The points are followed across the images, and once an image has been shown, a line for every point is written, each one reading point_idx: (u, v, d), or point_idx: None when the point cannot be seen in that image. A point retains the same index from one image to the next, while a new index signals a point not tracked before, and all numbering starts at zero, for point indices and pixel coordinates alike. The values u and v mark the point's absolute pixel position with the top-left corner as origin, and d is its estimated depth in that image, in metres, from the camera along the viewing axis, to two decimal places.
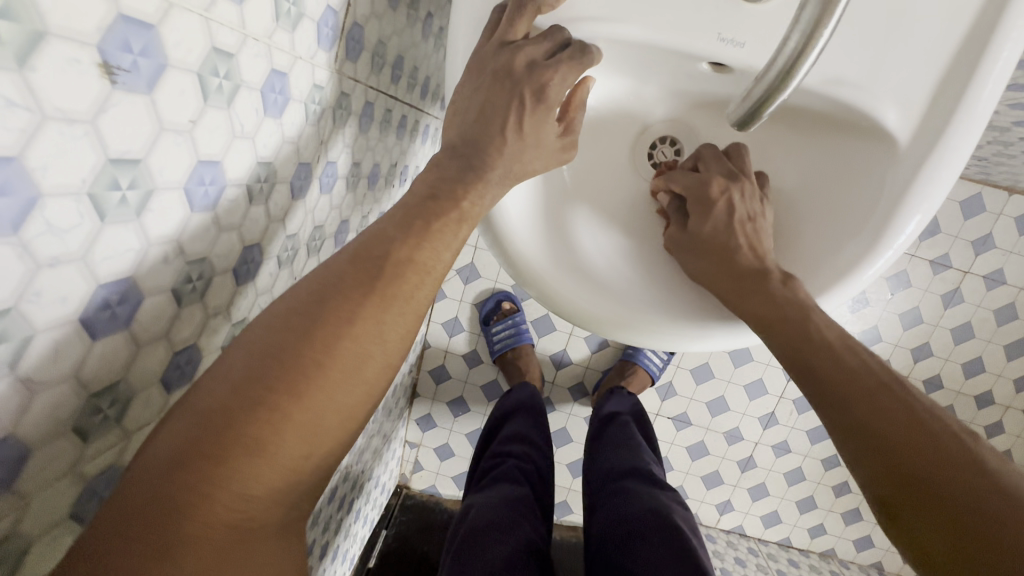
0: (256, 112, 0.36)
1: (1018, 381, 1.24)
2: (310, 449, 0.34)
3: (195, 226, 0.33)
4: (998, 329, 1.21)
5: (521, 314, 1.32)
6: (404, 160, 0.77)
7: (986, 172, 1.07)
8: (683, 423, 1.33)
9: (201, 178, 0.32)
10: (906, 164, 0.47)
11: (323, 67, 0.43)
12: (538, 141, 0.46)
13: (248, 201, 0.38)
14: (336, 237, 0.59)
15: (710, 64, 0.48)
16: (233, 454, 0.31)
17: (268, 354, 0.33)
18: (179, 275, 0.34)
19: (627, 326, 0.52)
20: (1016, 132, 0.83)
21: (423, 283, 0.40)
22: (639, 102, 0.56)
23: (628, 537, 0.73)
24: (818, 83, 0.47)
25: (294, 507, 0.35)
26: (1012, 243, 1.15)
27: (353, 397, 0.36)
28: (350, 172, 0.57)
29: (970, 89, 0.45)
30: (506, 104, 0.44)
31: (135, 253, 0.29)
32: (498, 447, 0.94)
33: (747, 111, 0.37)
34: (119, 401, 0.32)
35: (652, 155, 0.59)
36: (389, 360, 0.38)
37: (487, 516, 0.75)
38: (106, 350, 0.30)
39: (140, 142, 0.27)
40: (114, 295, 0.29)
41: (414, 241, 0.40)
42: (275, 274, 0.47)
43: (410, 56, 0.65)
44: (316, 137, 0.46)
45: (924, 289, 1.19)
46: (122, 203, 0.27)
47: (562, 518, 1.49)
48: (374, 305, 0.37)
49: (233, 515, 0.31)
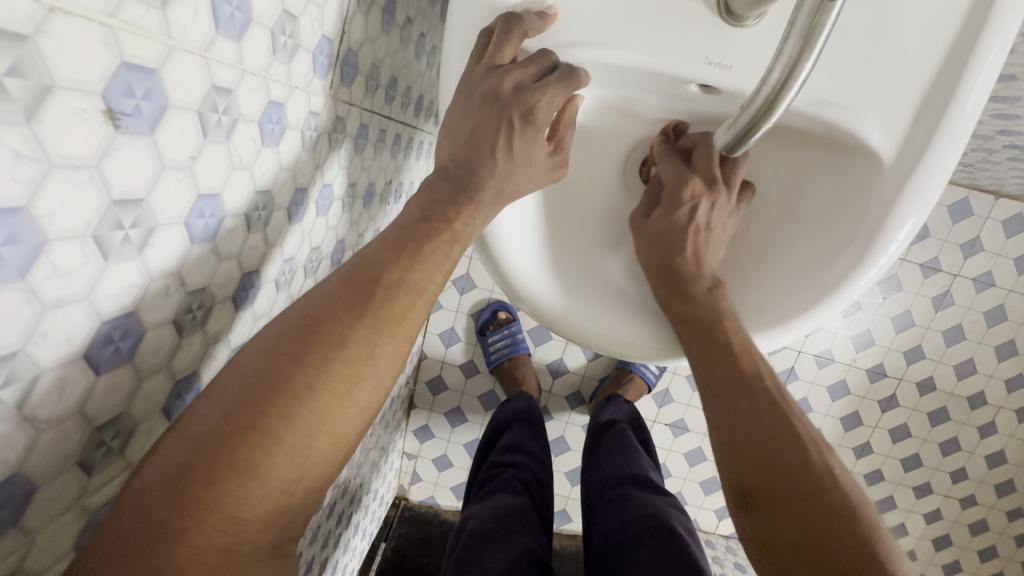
0: (254, 143, 0.37)
1: (1009, 382, 1.25)
2: (301, 471, 0.34)
3: (195, 257, 0.34)
4: (988, 330, 1.22)
5: (518, 323, 1.33)
6: (399, 177, 0.77)
7: (973, 178, 1.09)
8: (681, 429, 1.35)
9: (201, 212, 0.33)
10: (889, 179, 0.48)
11: (318, 95, 0.44)
12: (529, 161, 0.47)
13: (246, 230, 0.39)
14: (332, 258, 0.59)
15: (698, 85, 0.49)
16: (224, 477, 0.31)
17: (260, 377, 0.34)
18: (180, 306, 0.34)
19: (619, 340, 0.53)
20: (1000, 139, 0.85)
21: (416, 302, 0.40)
22: (630, 120, 0.57)
23: (629, 542, 0.73)
24: (804, 104, 0.48)
25: (285, 528, 0.35)
26: (999, 246, 1.17)
27: (345, 418, 0.36)
28: (346, 194, 0.58)
29: (949, 108, 0.46)
30: (496, 128, 0.45)
31: (138, 288, 0.30)
32: (498, 457, 0.95)
33: (735, 137, 0.38)
34: (122, 432, 0.33)
35: (644, 171, 0.59)
36: (382, 381, 0.38)
37: (490, 526, 0.76)
38: (110, 384, 0.30)
39: (143, 181, 0.27)
40: (117, 330, 0.29)
41: (406, 262, 0.40)
42: (273, 297, 0.47)
43: (403, 76, 0.65)
44: (312, 161, 0.46)
45: (915, 292, 1.21)
46: (125, 241, 0.28)
47: (562, 526, 1.49)
48: (366, 328, 0.37)
49: (225, 537, 0.31)
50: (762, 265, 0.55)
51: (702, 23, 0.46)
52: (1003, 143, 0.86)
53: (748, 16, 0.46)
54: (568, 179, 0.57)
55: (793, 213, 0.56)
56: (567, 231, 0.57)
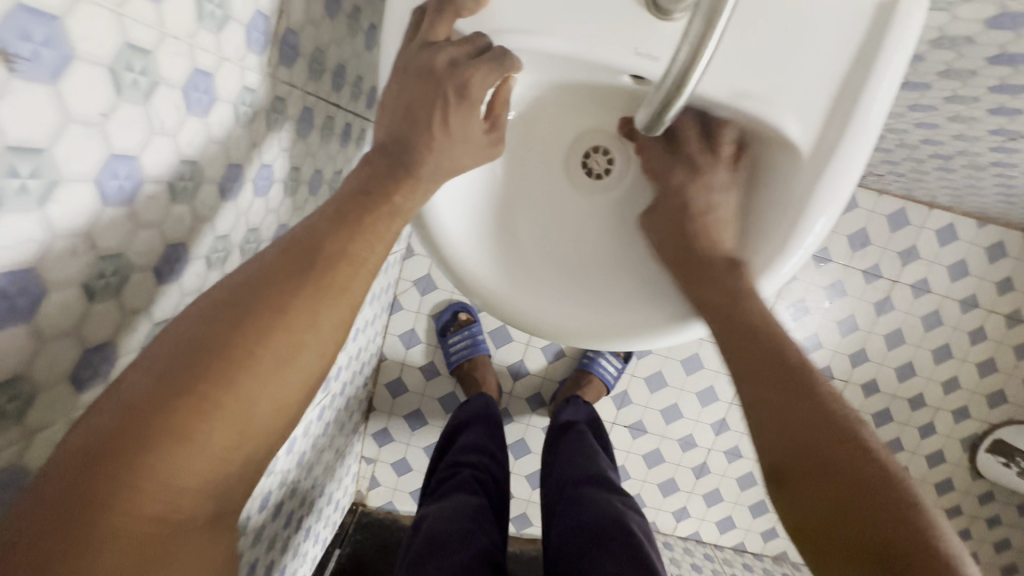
0: (179, 109, 0.36)
1: (945, 385, 1.33)
2: (238, 441, 0.33)
3: (109, 219, 0.33)
4: (926, 333, 1.30)
5: (479, 324, 1.34)
6: (351, 168, 0.78)
7: (907, 185, 1.17)
8: (639, 431, 1.46)
9: (115, 172, 0.32)
10: (808, 170, 0.51)
11: (253, 71, 0.44)
12: (466, 137, 0.48)
13: (170, 198, 0.38)
14: (275, 241, 0.58)
15: (631, 76, 0.51)
16: (159, 442, 0.30)
17: (192, 341, 0.33)
18: (89, 269, 0.33)
19: (558, 324, 0.55)
20: (925, 148, 0.91)
21: (357, 272, 0.40)
22: (570, 113, 0.61)
23: (587, 543, 0.72)
24: (727, 97, 0.50)
25: (226, 498, 0.34)
26: (934, 253, 1.27)
27: (286, 387, 0.36)
28: (289, 177, 0.57)
29: (857, 107, 0.49)
30: (432, 103, 0.46)
31: (38, 244, 0.29)
32: (454, 456, 0.94)
33: (652, 114, 0.40)
34: (21, 396, 0.31)
35: (586, 163, 0.63)
36: (324, 349, 0.38)
37: (444, 528, 0.74)
38: (3, 342, 0.29)
39: (43, 131, 0.27)
40: (13, 285, 0.28)
41: (347, 233, 0.40)
42: (205, 275, 0.46)
43: (353, 65, 0.66)
44: (247, 138, 0.46)
45: (858, 297, 1.29)
46: (21, 191, 0.27)
47: (522, 531, 1.49)
48: (306, 295, 0.37)
49: (158, 507, 0.30)
50: (696, 256, 0.59)
51: (632, 16, 0.48)
52: (928, 152, 0.93)
53: (675, 11, 0.48)
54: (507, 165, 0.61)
55: None
56: (514, 221, 0.60)
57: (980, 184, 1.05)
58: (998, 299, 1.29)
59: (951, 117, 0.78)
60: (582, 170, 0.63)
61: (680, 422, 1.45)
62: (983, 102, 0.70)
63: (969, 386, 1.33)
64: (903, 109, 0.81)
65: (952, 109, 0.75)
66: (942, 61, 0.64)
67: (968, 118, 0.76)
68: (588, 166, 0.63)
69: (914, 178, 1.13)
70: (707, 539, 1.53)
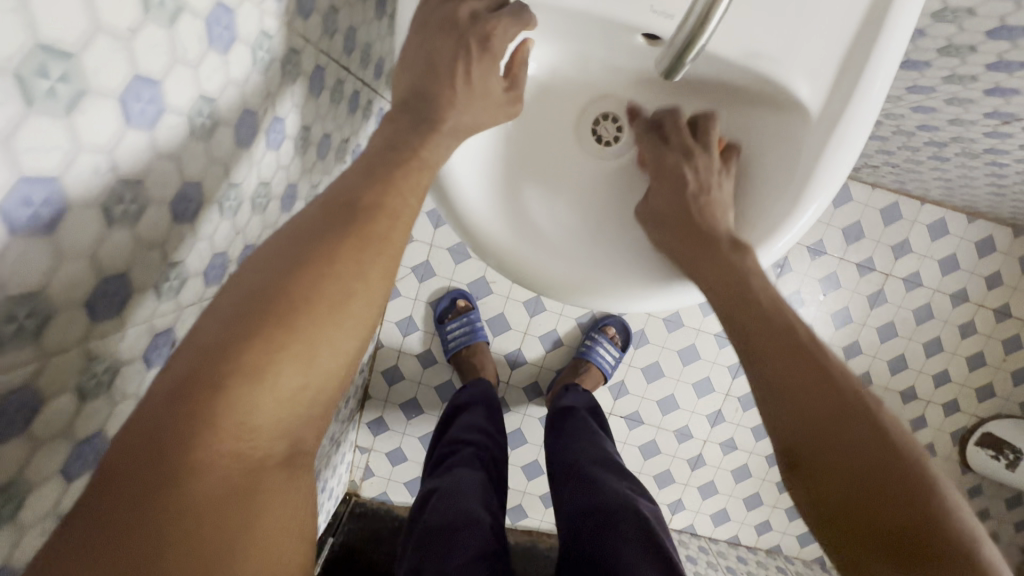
0: (200, 42, 0.37)
1: (936, 377, 1.43)
2: (302, 389, 0.35)
3: (131, 142, 0.35)
4: (917, 327, 1.40)
5: (476, 312, 1.33)
6: (356, 138, 0.78)
7: (898, 175, 1.21)
8: (635, 422, 1.46)
9: (139, 95, 0.34)
10: (817, 132, 0.53)
11: (271, 16, 0.45)
12: (486, 92, 0.48)
13: (187, 133, 0.39)
14: (282, 200, 0.59)
15: (644, 36, 0.53)
16: (232, 382, 0.32)
17: (252, 294, 0.35)
18: (109, 190, 0.34)
19: (574, 286, 0.57)
20: (920, 135, 0.95)
21: (396, 224, 0.40)
22: (583, 78, 0.61)
23: (602, 528, 0.70)
24: (738, 56, 0.52)
25: (301, 437, 0.36)
26: (926, 248, 1.36)
27: (342, 336, 0.37)
28: (299, 135, 0.58)
29: (866, 70, 0.51)
30: (453, 53, 0.46)
31: (64, 153, 0.30)
32: (455, 435, 0.92)
33: (674, 58, 0.41)
34: (38, 313, 0.32)
35: (596, 130, 0.63)
36: (374, 299, 0.39)
37: (451, 512, 0.70)
38: (24, 250, 0.29)
39: (74, 36, 0.28)
40: (36, 192, 0.29)
41: (382, 187, 0.41)
42: (216, 221, 0.47)
43: (363, 32, 0.67)
44: (263, 86, 0.47)
45: (852, 289, 1.38)
46: (50, 94, 0.28)
47: (517, 523, 1.48)
48: (351, 246, 0.38)
49: (235, 449, 0.32)
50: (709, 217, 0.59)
51: None
52: (925, 138, 0.96)
53: None
54: (523, 127, 0.61)
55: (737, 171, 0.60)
56: (531, 184, 0.61)
57: (973, 173, 1.06)
58: (987, 293, 1.38)
59: (947, 99, 0.79)
60: (592, 136, 0.63)
61: (676, 413, 1.46)
62: (980, 81, 0.71)
63: (959, 379, 1.43)
64: (900, 92, 0.82)
65: (949, 90, 0.76)
66: (943, 36, 0.65)
67: (964, 100, 0.78)
68: (598, 133, 0.63)
69: (909, 168, 1.14)
70: (702, 531, 1.54)
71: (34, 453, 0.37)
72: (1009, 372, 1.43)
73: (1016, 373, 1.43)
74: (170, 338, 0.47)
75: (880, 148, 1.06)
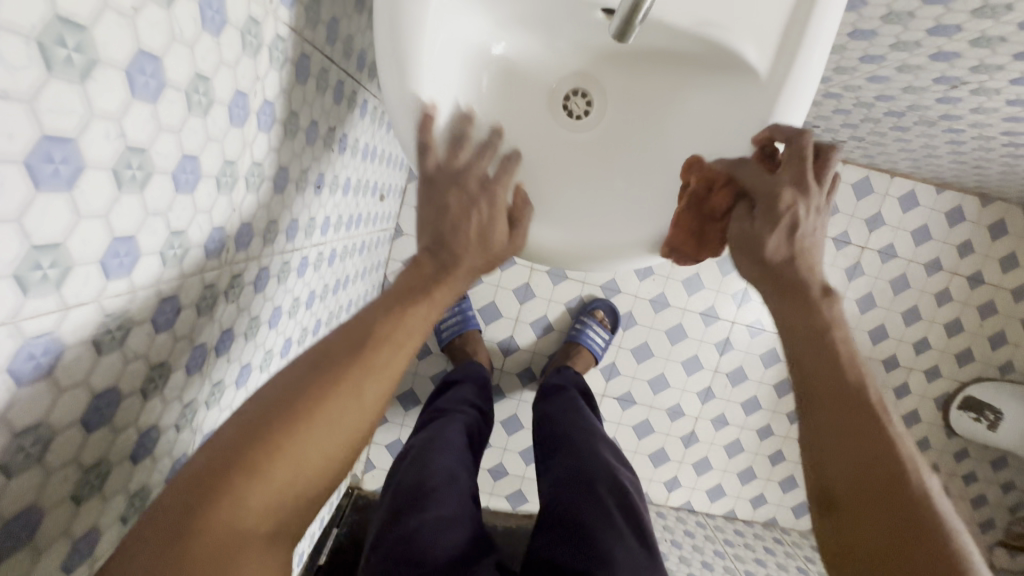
0: (195, 21, 0.41)
1: (917, 345, 1.49)
2: (296, 477, 0.44)
3: (137, 111, 0.38)
4: (895, 298, 1.47)
5: (468, 301, 1.38)
6: (343, 129, 0.82)
7: (863, 149, 1.28)
8: (628, 402, 1.50)
9: (143, 68, 0.37)
10: (769, 90, 0.59)
11: (259, 3, 0.49)
12: (495, 237, 0.58)
13: (187, 108, 0.43)
14: (274, 182, 0.63)
15: (604, 11, 0.60)
16: (237, 473, 0.42)
17: (282, 397, 0.46)
18: (119, 157, 0.37)
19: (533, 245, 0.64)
20: (880, 105, 1.01)
21: (396, 352, 0.51)
22: (552, 56, 0.67)
23: (582, 492, 0.69)
24: (690, 25, 0.59)
25: (284, 524, 0.44)
26: (898, 220, 1.43)
27: (335, 437, 0.47)
28: (287, 120, 0.62)
29: (808, 31, 0.57)
30: (468, 214, 0.56)
31: (79, 117, 0.33)
32: (448, 402, 0.92)
33: (624, 20, 0.45)
34: (59, 265, 0.35)
35: (567, 104, 0.69)
36: (366, 414, 0.49)
37: (432, 465, 0.68)
38: (46, 204, 0.33)
39: (86, 9, 0.31)
40: (56, 151, 0.32)
41: (392, 321, 0.52)
42: (214, 197, 0.51)
43: (345, 24, 0.71)
44: (252, 69, 0.51)
45: (831, 263, 1.45)
46: (68, 62, 0.31)
47: (518, 508, 1.51)
48: (354, 372, 0.49)
49: (232, 518, 0.41)
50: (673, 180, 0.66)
51: None
52: (884, 110, 1.02)
53: None
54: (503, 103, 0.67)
55: (696, 137, 0.66)
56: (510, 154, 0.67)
57: (934, 141, 1.12)
58: (960, 261, 1.45)
59: (898, 67, 0.84)
60: (563, 110, 0.69)
61: (667, 391, 1.50)
62: (924, 46, 0.76)
63: (939, 346, 1.49)
64: (856, 63, 0.87)
65: (898, 58, 0.81)
66: (883, 3, 0.69)
67: (915, 66, 0.83)
68: (570, 108, 0.69)
69: (874, 141, 1.20)
70: (699, 507, 1.59)
71: (58, 400, 0.38)
72: (986, 338, 1.49)
73: (992, 338, 1.49)
74: (175, 305, 0.49)
75: (844, 121, 1.12)
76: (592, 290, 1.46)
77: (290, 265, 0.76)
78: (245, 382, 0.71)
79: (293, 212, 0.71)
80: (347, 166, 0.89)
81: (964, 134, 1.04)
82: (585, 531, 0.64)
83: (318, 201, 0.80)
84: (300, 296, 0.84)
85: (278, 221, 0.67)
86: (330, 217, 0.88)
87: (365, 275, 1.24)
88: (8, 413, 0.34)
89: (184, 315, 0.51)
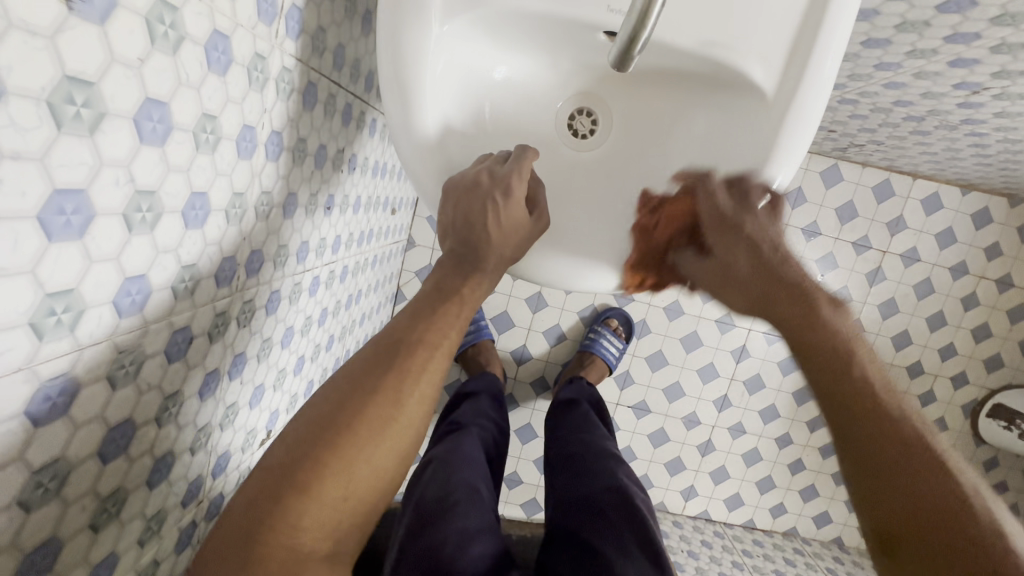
0: (200, 65, 0.42)
1: (942, 351, 1.45)
2: (348, 492, 0.46)
3: (145, 156, 0.39)
4: (918, 303, 1.43)
5: (480, 311, 1.38)
6: (352, 149, 0.83)
7: (882, 152, 1.25)
8: (643, 411, 1.49)
9: (150, 115, 0.38)
10: (776, 109, 0.59)
11: (264, 38, 0.50)
12: (514, 225, 0.59)
13: (194, 148, 0.44)
14: (284, 209, 0.64)
15: (606, 34, 0.60)
16: (289, 496, 0.43)
17: (322, 416, 0.47)
18: (129, 201, 0.39)
19: (550, 269, 0.65)
20: (898, 111, 0.98)
21: (433, 354, 0.53)
22: (554, 76, 0.67)
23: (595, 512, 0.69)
24: (695, 46, 0.58)
25: (343, 532, 0.46)
26: (921, 223, 1.39)
27: (382, 447, 0.48)
28: (295, 147, 0.63)
29: (814, 51, 0.57)
30: (482, 206, 0.57)
31: (88, 168, 0.34)
32: (463, 414, 0.92)
33: (622, 51, 0.45)
34: (73, 309, 0.36)
35: (572, 123, 0.69)
36: (410, 420, 0.50)
37: (453, 478, 0.68)
38: (59, 254, 0.34)
39: (93, 66, 0.33)
40: (68, 203, 0.33)
41: (423, 327, 0.53)
42: (224, 228, 0.52)
43: (351, 48, 0.72)
44: (259, 103, 0.52)
45: (850, 269, 1.41)
46: (76, 117, 0.32)
47: (532, 516, 1.51)
48: (393, 379, 0.49)
49: (290, 537, 0.43)
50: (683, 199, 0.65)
51: None
52: (902, 114, 1.00)
53: None
54: (509, 126, 0.67)
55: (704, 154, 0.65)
56: None
57: (956, 145, 1.08)
58: (986, 264, 1.41)
59: (915, 74, 0.82)
60: (569, 130, 0.69)
61: (682, 400, 1.49)
62: (941, 54, 0.74)
63: (966, 352, 1.45)
64: (871, 70, 0.85)
65: (915, 65, 0.79)
66: (897, 13, 0.67)
67: (932, 73, 0.80)
68: (574, 127, 0.69)
69: (893, 144, 1.16)
70: (717, 517, 1.57)
71: (74, 435, 0.40)
72: (1015, 343, 1.44)
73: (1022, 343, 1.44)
74: (188, 335, 0.51)
75: (861, 125, 1.09)
76: (605, 298, 1.45)
77: (302, 285, 0.77)
78: (259, 402, 0.72)
79: (304, 235, 0.72)
80: (357, 184, 0.90)
81: (988, 138, 1.01)
82: (595, 552, 0.63)
83: (328, 221, 0.81)
84: (312, 314, 0.85)
85: (289, 245, 0.68)
86: (341, 235, 0.89)
87: (378, 288, 1.26)
88: (26, 452, 0.36)
89: (197, 343, 0.53)
